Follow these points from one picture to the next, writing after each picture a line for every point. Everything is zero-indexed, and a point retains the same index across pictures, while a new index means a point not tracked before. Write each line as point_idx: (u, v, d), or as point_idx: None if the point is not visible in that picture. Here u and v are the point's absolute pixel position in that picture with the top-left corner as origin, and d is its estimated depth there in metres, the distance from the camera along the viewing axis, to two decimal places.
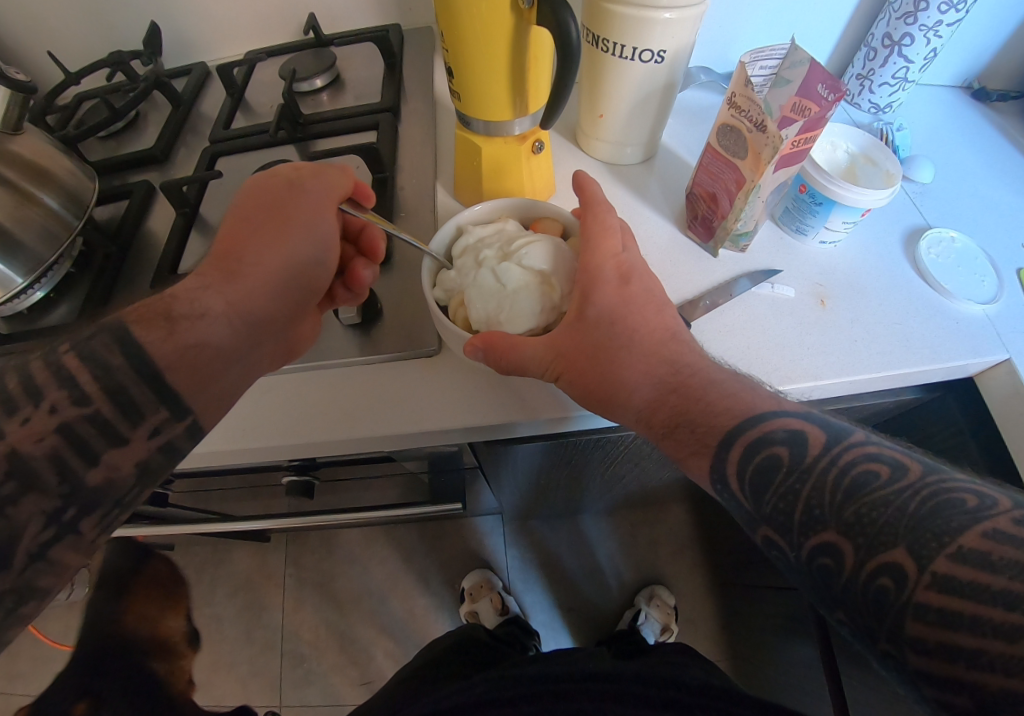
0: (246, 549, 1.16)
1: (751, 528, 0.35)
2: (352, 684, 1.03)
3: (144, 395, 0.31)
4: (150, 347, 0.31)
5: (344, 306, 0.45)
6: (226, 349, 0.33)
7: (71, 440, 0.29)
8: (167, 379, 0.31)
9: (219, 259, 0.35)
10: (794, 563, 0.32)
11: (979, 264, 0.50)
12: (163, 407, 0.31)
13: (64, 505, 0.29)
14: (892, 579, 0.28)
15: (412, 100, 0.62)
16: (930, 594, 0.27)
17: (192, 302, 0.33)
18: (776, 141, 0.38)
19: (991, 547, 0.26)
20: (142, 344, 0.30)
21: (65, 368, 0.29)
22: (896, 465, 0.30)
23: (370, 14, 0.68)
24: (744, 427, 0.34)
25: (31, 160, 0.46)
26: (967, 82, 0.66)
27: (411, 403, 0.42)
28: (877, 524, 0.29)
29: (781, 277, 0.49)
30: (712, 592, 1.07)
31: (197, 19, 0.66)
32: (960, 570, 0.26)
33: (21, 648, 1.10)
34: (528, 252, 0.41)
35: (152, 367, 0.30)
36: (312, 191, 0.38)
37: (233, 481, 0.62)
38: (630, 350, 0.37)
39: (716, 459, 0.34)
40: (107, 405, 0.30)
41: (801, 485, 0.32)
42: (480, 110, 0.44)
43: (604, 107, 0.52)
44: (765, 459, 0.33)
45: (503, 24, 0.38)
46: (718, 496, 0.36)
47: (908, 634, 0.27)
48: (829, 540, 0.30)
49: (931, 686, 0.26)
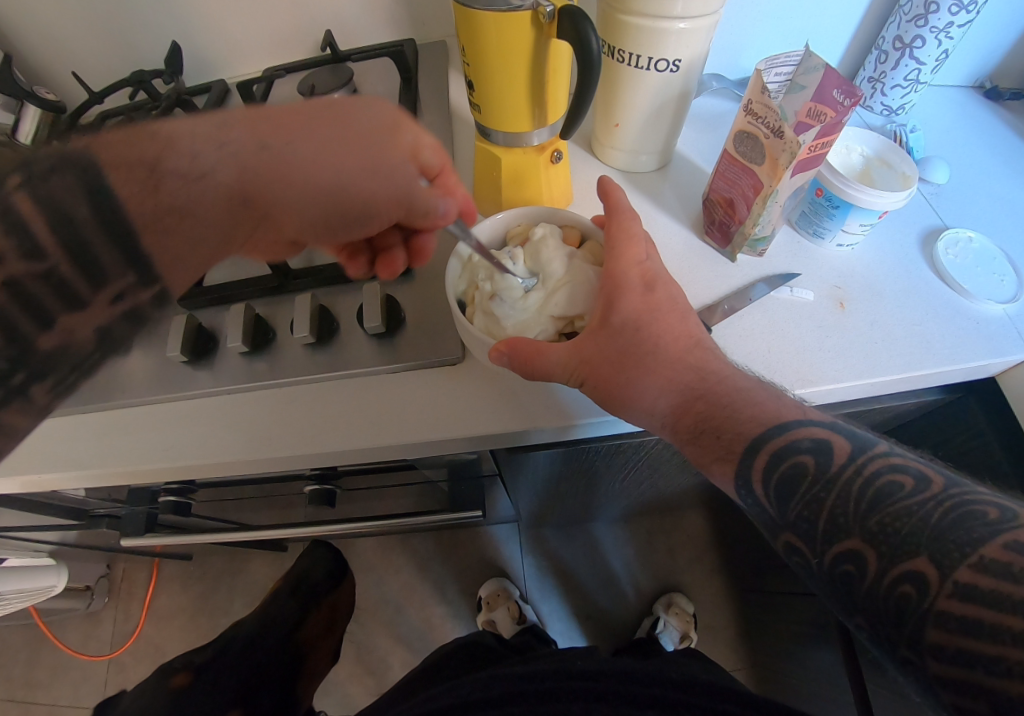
0: (263, 559, 1.17)
1: (773, 534, 0.35)
2: (369, 693, 1.04)
3: (108, 255, 0.27)
4: (123, 206, 0.27)
5: (368, 314, 0.44)
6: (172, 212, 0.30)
7: (19, 298, 0.25)
8: (137, 239, 0.28)
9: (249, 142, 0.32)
10: (815, 569, 0.32)
11: (997, 263, 0.50)
12: (131, 272, 0.28)
13: (10, 368, 0.26)
14: (914, 587, 0.28)
15: (428, 113, 0.63)
16: (952, 602, 0.27)
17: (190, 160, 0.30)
18: (794, 146, 0.39)
19: (1012, 558, 0.26)
20: (116, 199, 0.27)
21: (14, 210, 0.24)
22: (919, 477, 0.31)
23: (385, 30, 0.69)
24: (769, 435, 0.34)
25: None
26: (978, 82, 0.66)
27: (434, 411, 0.43)
28: (901, 533, 0.29)
29: (800, 281, 0.49)
30: (731, 599, 1.06)
31: (217, 38, 0.68)
32: (981, 580, 0.26)
33: (42, 657, 1.12)
34: (578, 288, 0.41)
35: (125, 226, 0.27)
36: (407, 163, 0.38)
37: (254, 490, 0.63)
38: (654, 357, 0.37)
39: (740, 465, 0.35)
40: (66, 261, 0.26)
41: (826, 494, 0.32)
42: (499, 123, 0.45)
43: (619, 116, 0.52)
44: (790, 467, 0.33)
45: (522, 37, 0.39)
46: (738, 501, 0.36)
47: (929, 641, 0.27)
48: (851, 548, 0.30)
49: (948, 692, 0.26)
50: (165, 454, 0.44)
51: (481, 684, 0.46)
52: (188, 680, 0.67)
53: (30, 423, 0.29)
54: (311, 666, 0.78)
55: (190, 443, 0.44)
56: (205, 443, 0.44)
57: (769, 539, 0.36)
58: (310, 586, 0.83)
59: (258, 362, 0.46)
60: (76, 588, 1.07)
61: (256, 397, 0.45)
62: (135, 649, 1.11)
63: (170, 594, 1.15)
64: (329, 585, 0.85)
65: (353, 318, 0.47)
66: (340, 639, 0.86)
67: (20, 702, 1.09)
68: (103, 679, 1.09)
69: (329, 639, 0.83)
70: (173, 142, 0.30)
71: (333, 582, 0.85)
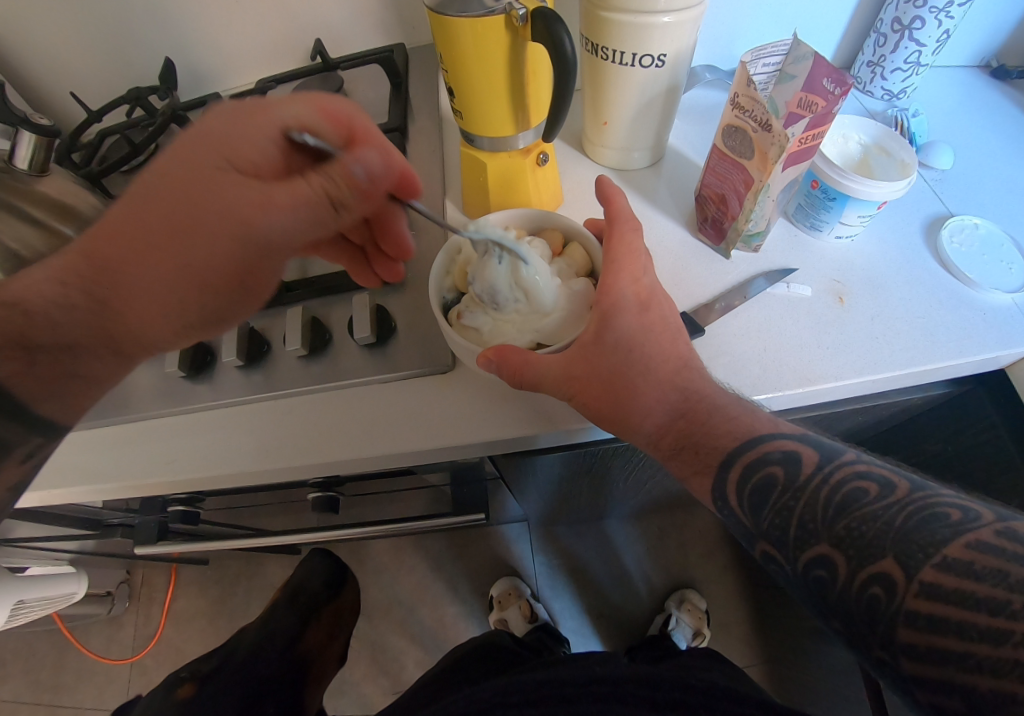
0: (278, 562, 1.18)
1: (750, 542, 0.34)
2: (384, 693, 1.05)
3: (6, 429, 0.29)
4: (14, 385, 0.29)
5: (358, 326, 0.44)
6: (97, 377, 0.33)
7: None
8: (37, 410, 0.30)
9: (102, 269, 0.31)
10: (791, 575, 0.32)
11: (1005, 250, 0.49)
12: (34, 436, 0.31)
13: None
14: (883, 589, 0.27)
15: (420, 117, 0.63)
16: (919, 601, 0.26)
17: (52, 325, 0.30)
18: (783, 140, 0.38)
19: (974, 556, 0.26)
20: (3, 380, 0.28)
21: None
22: (884, 483, 0.30)
23: (374, 35, 0.69)
24: (741, 448, 0.34)
25: (57, 199, 0.49)
26: (985, 62, 0.64)
27: (429, 419, 0.43)
28: (866, 538, 0.29)
29: (797, 276, 0.48)
30: (745, 595, 1.05)
31: (210, 52, 0.68)
32: (945, 578, 0.26)
33: (68, 662, 1.15)
34: (569, 302, 0.41)
35: (19, 403, 0.29)
36: (267, 229, 0.33)
37: (264, 497, 0.64)
38: (644, 376, 0.37)
39: (716, 480, 0.35)
40: None
41: (795, 502, 0.32)
42: (482, 127, 0.45)
43: (607, 114, 0.52)
44: (761, 478, 0.33)
45: (499, 41, 0.38)
46: (716, 513, 0.36)
47: (901, 641, 0.27)
48: (822, 553, 0.30)
49: (923, 692, 0.26)
50: (164, 468, 0.44)
51: (500, 686, 0.46)
52: (194, 689, 0.67)
53: None
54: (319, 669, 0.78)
55: (190, 456, 0.44)
56: (206, 456, 0.44)
57: (747, 547, 0.35)
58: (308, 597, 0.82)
59: (255, 375, 0.46)
60: (97, 595, 1.10)
61: (255, 409, 0.45)
62: (156, 652, 1.13)
63: (188, 597, 1.17)
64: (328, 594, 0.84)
65: (344, 328, 0.47)
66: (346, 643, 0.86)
67: (47, 706, 1.11)
68: (126, 682, 1.12)
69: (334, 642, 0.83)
70: (31, 310, 0.30)
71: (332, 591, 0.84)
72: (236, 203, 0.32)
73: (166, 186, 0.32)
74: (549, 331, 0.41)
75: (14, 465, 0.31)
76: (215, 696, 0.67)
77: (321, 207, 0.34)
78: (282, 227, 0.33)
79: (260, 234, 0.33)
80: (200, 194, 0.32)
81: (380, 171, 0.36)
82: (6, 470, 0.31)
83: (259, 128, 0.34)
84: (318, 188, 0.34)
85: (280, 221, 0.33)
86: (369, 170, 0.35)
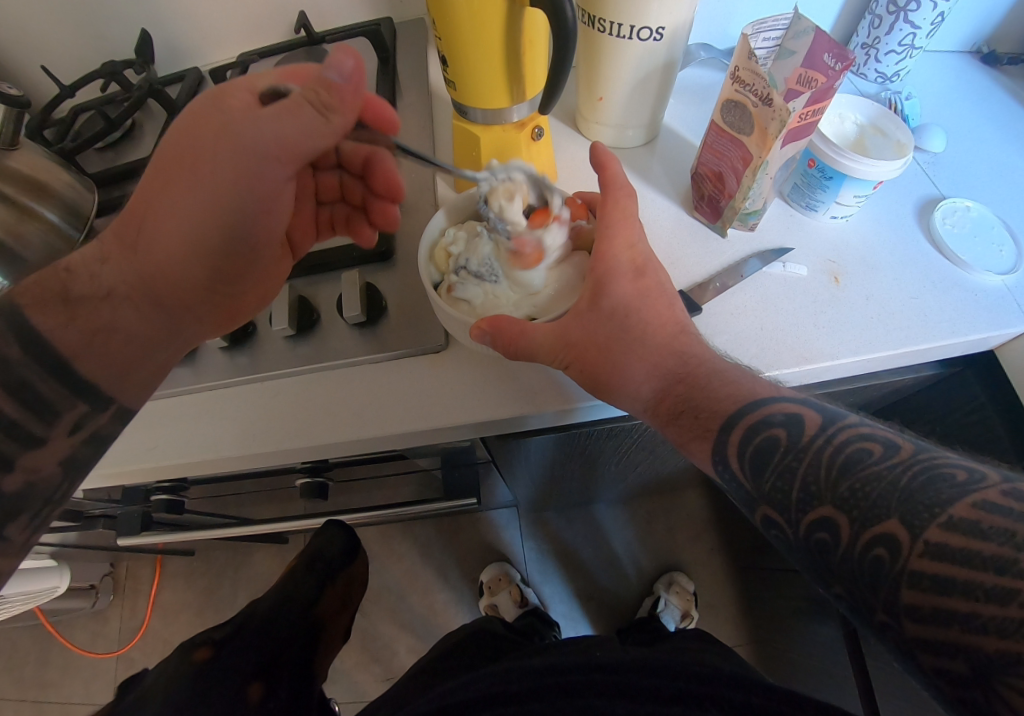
0: (266, 552, 1.17)
1: (751, 509, 0.34)
2: (376, 680, 1.04)
3: (54, 390, 0.32)
4: (52, 339, 0.31)
5: (348, 304, 0.43)
6: (140, 338, 0.35)
7: None
8: (73, 366, 0.32)
9: (126, 242, 0.34)
10: (793, 541, 0.32)
11: (996, 233, 0.49)
12: (79, 401, 0.33)
13: None
14: (887, 549, 0.27)
15: (409, 94, 0.61)
16: (924, 562, 0.26)
17: (93, 281, 0.33)
18: (783, 115, 0.37)
19: (981, 516, 0.26)
20: (42, 333, 0.31)
21: None
22: (888, 443, 0.30)
23: (361, 9, 0.67)
24: (743, 411, 0.34)
25: (29, 176, 0.46)
26: (976, 47, 0.64)
27: (422, 400, 0.42)
28: (870, 498, 0.29)
29: (793, 256, 0.48)
30: (731, 577, 1.06)
31: (189, 26, 0.66)
32: (951, 538, 0.26)
33: (53, 657, 1.12)
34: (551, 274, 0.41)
35: (56, 356, 0.31)
36: (255, 151, 0.31)
37: (249, 484, 0.63)
38: (642, 343, 0.37)
39: (717, 442, 0.34)
40: (12, 404, 0.30)
41: (798, 464, 0.32)
42: (476, 100, 0.43)
43: (603, 89, 0.50)
44: (763, 441, 0.33)
45: (495, 9, 0.37)
46: (718, 479, 0.36)
47: (904, 603, 0.27)
48: (824, 515, 0.30)
49: (927, 654, 0.26)
50: (150, 454, 0.43)
51: (500, 676, 0.45)
52: (214, 651, 0.59)
53: (9, 558, 0.33)
54: (329, 637, 0.73)
55: (177, 440, 0.43)
56: (193, 440, 0.43)
57: (748, 515, 0.35)
58: (326, 564, 0.76)
59: (240, 356, 0.45)
60: (81, 588, 1.07)
61: (242, 390, 0.44)
62: (143, 645, 1.11)
63: (175, 589, 1.15)
64: (345, 561, 0.79)
65: (333, 308, 0.46)
66: (352, 616, 0.81)
67: (32, 700, 1.09)
68: (114, 675, 1.10)
69: (343, 613, 0.79)
70: (76, 270, 0.34)
71: (350, 558, 0.79)
72: (207, 147, 0.31)
73: (158, 156, 0.32)
74: (549, 302, 0.40)
75: (62, 439, 0.33)
76: (238, 650, 0.60)
77: (310, 118, 0.31)
78: (266, 154, 0.31)
79: (249, 170, 0.31)
80: (181, 145, 0.31)
81: (355, 72, 0.31)
82: (55, 442, 0.32)
83: (232, 85, 0.32)
84: (304, 102, 0.31)
85: (264, 138, 0.30)
86: (341, 70, 0.31)
